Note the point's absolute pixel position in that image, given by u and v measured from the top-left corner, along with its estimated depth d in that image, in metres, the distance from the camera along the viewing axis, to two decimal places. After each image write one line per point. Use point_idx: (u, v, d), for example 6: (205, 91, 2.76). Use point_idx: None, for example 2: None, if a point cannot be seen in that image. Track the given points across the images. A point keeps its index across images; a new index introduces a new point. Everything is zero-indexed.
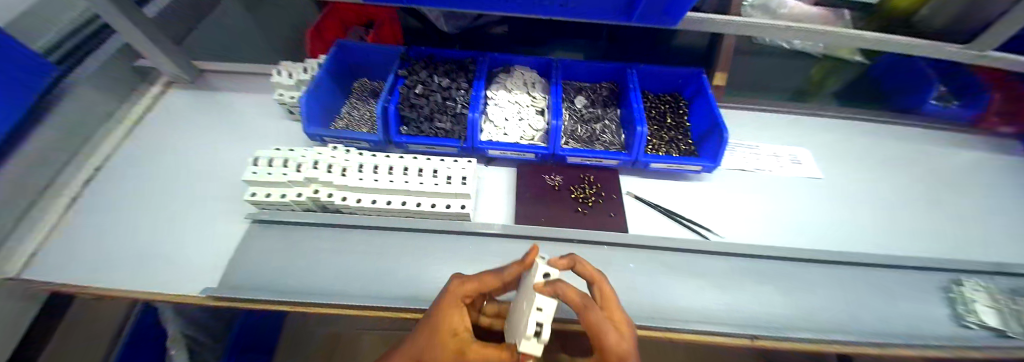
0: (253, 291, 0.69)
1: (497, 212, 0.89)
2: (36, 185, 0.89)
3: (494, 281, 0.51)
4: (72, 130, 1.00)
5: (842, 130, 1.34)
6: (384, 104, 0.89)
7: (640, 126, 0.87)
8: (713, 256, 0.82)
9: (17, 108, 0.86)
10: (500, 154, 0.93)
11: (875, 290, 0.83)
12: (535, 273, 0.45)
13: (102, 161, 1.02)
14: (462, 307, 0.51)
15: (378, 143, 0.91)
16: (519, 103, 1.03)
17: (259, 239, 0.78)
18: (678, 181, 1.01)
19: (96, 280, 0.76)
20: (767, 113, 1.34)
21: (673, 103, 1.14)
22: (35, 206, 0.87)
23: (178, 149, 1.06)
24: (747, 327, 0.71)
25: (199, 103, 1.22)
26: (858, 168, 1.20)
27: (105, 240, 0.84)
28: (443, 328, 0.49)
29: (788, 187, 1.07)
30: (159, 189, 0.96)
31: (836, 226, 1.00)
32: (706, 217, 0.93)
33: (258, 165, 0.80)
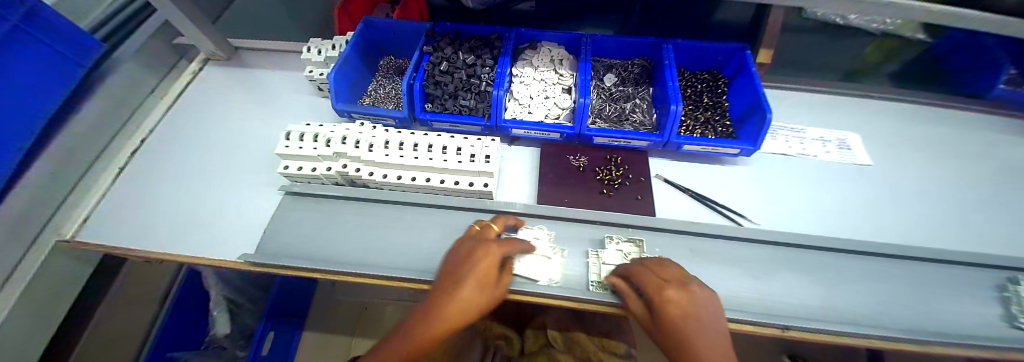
0: (286, 257, 0.74)
1: (520, 192, 0.88)
2: (91, 153, 0.97)
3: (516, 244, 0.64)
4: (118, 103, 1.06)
5: (897, 114, 1.21)
6: (409, 81, 0.88)
7: (674, 104, 0.82)
8: (744, 243, 0.79)
9: (69, 81, 0.91)
10: (524, 133, 0.92)
11: (916, 285, 0.77)
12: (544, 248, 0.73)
13: (146, 134, 1.08)
14: (490, 258, 0.58)
15: (403, 120, 0.91)
16: (545, 81, 1.00)
17: (291, 209, 0.81)
18: (712, 165, 0.96)
19: (142, 243, 0.84)
20: (814, 94, 1.24)
21: (712, 82, 1.06)
22: (89, 172, 0.95)
23: (213, 123, 1.11)
24: (777, 317, 0.69)
25: (233, 78, 1.26)
26: (912, 156, 1.09)
27: (148, 207, 0.91)
28: (475, 271, 0.56)
29: (833, 173, 0.99)
30: (194, 162, 1.01)
31: (884, 216, 0.92)
32: (741, 203, 0.88)
33: (290, 139, 0.83)
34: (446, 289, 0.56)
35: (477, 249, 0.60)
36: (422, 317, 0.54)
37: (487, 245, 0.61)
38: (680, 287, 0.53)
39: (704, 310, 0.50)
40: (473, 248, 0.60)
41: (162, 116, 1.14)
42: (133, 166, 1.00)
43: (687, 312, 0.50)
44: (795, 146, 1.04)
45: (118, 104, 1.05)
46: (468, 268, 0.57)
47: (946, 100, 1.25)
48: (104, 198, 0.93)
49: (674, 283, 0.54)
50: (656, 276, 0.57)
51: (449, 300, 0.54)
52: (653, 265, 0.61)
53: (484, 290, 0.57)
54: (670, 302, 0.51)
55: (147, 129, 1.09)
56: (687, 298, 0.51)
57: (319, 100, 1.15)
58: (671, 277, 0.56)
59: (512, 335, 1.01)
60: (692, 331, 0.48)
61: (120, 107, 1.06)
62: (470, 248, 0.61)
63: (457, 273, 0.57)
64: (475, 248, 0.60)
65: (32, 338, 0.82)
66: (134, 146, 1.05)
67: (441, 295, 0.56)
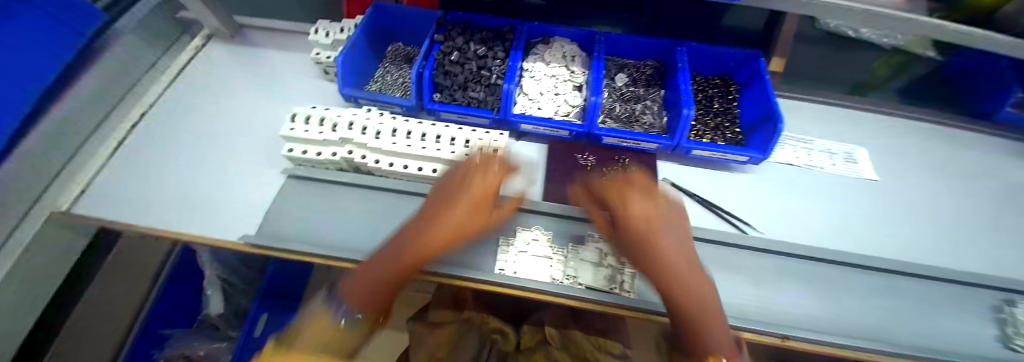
0: (287, 241, 0.73)
1: (526, 188, 0.88)
2: (89, 125, 0.95)
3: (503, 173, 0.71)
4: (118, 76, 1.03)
5: (904, 131, 1.21)
6: (419, 69, 0.86)
7: (687, 108, 0.81)
8: (748, 251, 0.78)
9: (69, 49, 0.88)
10: (533, 129, 0.91)
11: (918, 301, 0.77)
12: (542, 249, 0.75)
13: (141, 116, 1.07)
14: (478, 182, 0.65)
15: (411, 109, 0.89)
16: (556, 77, 0.99)
17: (294, 193, 0.80)
18: (720, 171, 0.95)
19: (141, 219, 0.83)
20: (823, 107, 1.23)
21: (723, 87, 1.06)
22: (86, 145, 0.93)
23: (216, 101, 1.09)
24: (777, 326, 0.69)
25: (237, 57, 1.23)
26: (918, 173, 1.09)
27: (147, 183, 0.90)
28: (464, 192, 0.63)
29: (839, 186, 0.99)
30: (195, 140, 1.00)
31: (887, 231, 0.92)
32: (747, 211, 0.88)
33: (295, 121, 0.81)
34: (448, 204, 0.61)
35: (475, 175, 0.67)
36: (422, 229, 0.58)
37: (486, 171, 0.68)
38: (637, 197, 0.64)
39: (645, 205, 0.63)
40: (472, 174, 0.67)
41: (159, 97, 1.13)
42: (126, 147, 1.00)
43: (643, 216, 0.61)
44: (802, 157, 1.04)
45: (119, 77, 1.03)
46: (470, 189, 0.64)
47: (952, 119, 1.25)
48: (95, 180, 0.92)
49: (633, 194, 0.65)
50: (616, 189, 0.68)
51: (452, 213, 0.60)
52: (614, 181, 0.71)
53: (483, 208, 0.64)
54: (632, 205, 0.63)
55: (142, 110, 1.08)
56: (640, 206, 0.62)
57: (324, 84, 1.13)
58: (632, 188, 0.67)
59: (507, 330, 0.97)
60: (637, 223, 0.60)
61: (120, 79, 1.03)
62: (467, 174, 0.67)
63: (457, 194, 0.63)
64: (473, 174, 0.67)
65: (26, 307, 0.81)
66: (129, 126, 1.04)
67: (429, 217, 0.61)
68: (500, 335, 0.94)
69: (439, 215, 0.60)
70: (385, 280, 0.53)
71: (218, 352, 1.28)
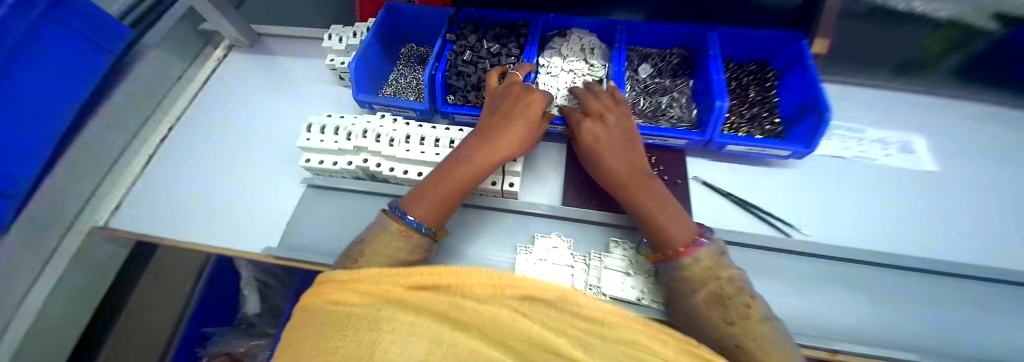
0: (308, 252, 0.73)
1: (544, 192, 0.84)
2: (124, 140, 0.99)
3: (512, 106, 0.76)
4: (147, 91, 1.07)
5: (970, 115, 1.07)
6: (431, 71, 0.84)
7: (719, 100, 0.74)
8: (792, 257, 0.72)
9: (96, 71, 0.91)
10: (550, 129, 0.86)
11: (996, 311, 0.67)
12: (563, 258, 0.72)
13: (166, 132, 1.10)
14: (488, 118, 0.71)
15: (424, 112, 0.87)
16: (574, 72, 0.93)
17: (313, 202, 0.80)
18: (757, 167, 0.87)
19: (175, 232, 0.86)
20: (873, 91, 1.11)
21: (760, 74, 0.97)
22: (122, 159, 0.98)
23: (237, 112, 1.12)
24: (825, 339, 0.62)
25: (256, 66, 1.25)
26: (990, 163, 0.96)
27: (178, 195, 0.94)
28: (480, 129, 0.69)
29: (895, 180, 0.89)
30: (220, 151, 1.02)
31: (956, 231, 0.82)
32: (789, 211, 0.80)
33: (311, 131, 0.81)
34: (491, 131, 0.68)
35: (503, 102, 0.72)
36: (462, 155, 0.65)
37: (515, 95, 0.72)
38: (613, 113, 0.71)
39: (625, 125, 0.71)
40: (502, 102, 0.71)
41: (185, 110, 1.16)
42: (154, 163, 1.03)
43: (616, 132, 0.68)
44: (851, 148, 0.94)
45: (148, 92, 1.06)
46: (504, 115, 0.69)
47: None
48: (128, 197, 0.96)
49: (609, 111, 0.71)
50: (594, 106, 0.73)
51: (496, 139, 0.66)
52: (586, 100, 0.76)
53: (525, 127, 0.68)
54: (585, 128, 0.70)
55: (167, 126, 1.11)
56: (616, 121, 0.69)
57: (339, 90, 1.12)
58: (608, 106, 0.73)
59: None
60: (604, 138, 0.68)
61: (149, 94, 1.07)
62: (501, 103, 0.72)
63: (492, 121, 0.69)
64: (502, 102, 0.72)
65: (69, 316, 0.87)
66: (156, 142, 1.07)
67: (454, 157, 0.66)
68: None
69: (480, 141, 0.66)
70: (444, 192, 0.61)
71: (257, 349, 1.26)
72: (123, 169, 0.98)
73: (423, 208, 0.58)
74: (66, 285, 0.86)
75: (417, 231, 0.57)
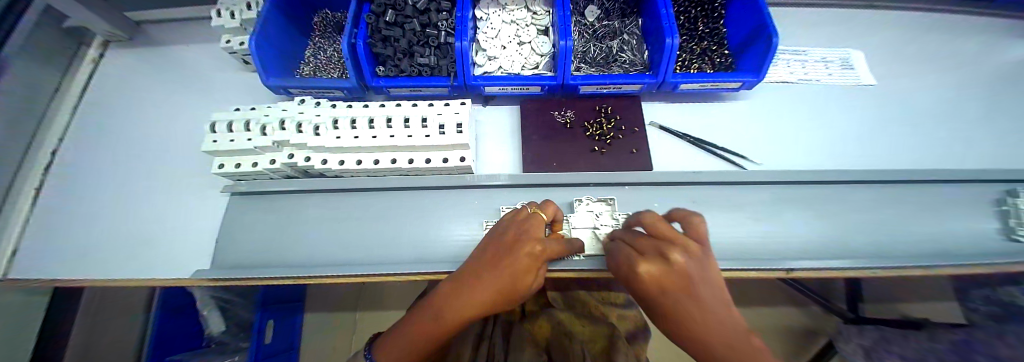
0: (249, 268, 0.66)
1: (501, 161, 0.79)
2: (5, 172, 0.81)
3: (508, 234, 0.47)
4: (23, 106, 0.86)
5: (901, 25, 1.11)
6: (350, 40, 0.71)
7: (669, 37, 0.69)
8: (748, 187, 0.74)
9: None
10: (499, 91, 0.78)
11: (923, 208, 0.75)
12: None
13: (51, 157, 0.89)
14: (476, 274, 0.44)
15: (353, 90, 0.76)
16: (517, 23, 0.84)
17: (244, 212, 0.70)
18: (711, 103, 0.86)
19: (83, 273, 0.74)
20: (816, 11, 1.11)
21: (707, 5, 0.92)
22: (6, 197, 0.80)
23: (130, 120, 0.93)
24: (783, 261, 0.66)
25: (147, 60, 1.03)
26: (918, 70, 1.01)
27: (79, 231, 0.79)
28: (457, 290, 0.43)
29: (839, 99, 0.92)
30: (119, 172, 0.86)
31: (890, 140, 0.87)
32: (744, 144, 0.81)
33: (217, 130, 0.68)
34: (510, 293, 0.43)
35: (537, 244, 0.44)
36: (443, 314, 0.43)
37: (547, 240, 0.46)
38: (685, 250, 0.35)
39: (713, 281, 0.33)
40: (535, 246, 0.43)
41: (71, 123, 0.94)
42: (46, 198, 0.84)
43: (683, 283, 0.33)
44: (797, 72, 0.95)
45: (22, 109, 0.85)
46: (524, 268, 0.43)
47: (953, 5, 1.13)
48: (21, 246, 0.79)
49: (677, 244, 0.37)
50: (648, 241, 0.40)
51: (508, 303, 0.44)
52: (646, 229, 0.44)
53: (535, 282, 0.47)
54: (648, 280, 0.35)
55: (49, 151, 0.89)
56: (687, 269, 0.33)
57: (249, 77, 0.95)
58: (681, 235, 0.38)
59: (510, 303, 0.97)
60: (698, 289, 0.32)
61: (23, 117, 0.85)
62: (529, 243, 0.44)
63: (511, 275, 0.42)
64: (534, 241, 0.44)
65: None
66: (42, 169, 0.87)
67: (422, 318, 0.45)
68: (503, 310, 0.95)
69: (493, 307, 0.43)
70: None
71: None
72: (9, 214, 0.80)
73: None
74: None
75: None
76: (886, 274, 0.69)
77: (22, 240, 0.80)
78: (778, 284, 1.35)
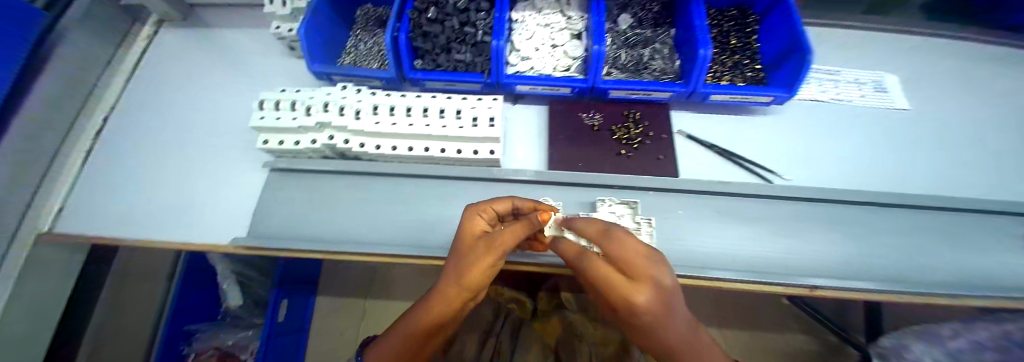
0: (283, 241, 0.69)
1: (527, 158, 0.80)
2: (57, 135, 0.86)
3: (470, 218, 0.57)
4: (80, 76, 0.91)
5: (938, 52, 1.09)
6: (393, 33, 0.75)
7: (702, 48, 0.70)
8: (772, 201, 0.74)
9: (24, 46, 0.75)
10: (530, 90, 0.80)
11: (955, 237, 0.73)
12: None
13: (103, 123, 0.95)
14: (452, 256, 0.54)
15: (391, 80, 0.79)
16: (551, 26, 0.86)
17: (282, 188, 0.74)
18: (740, 116, 0.86)
19: (125, 234, 0.79)
20: (850, 33, 1.10)
21: (740, 20, 0.93)
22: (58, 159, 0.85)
23: (178, 96, 0.99)
24: (807, 278, 0.65)
25: (197, 42, 1.09)
26: (955, 98, 0.99)
27: (123, 195, 0.85)
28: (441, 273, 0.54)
29: (872, 121, 0.91)
30: (164, 143, 0.92)
31: (924, 167, 0.85)
32: (772, 158, 0.81)
33: (265, 108, 0.72)
34: (465, 251, 0.50)
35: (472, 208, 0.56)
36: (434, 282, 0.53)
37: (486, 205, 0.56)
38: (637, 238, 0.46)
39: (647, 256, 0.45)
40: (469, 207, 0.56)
41: (121, 94, 1.00)
42: (92, 165, 0.90)
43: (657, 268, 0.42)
44: (829, 91, 0.94)
45: (79, 76, 0.90)
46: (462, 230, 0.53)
47: (991, 35, 1.11)
48: (68, 204, 0.84)
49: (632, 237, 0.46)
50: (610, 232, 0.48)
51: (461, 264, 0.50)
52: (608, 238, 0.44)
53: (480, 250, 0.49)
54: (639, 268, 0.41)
55: (101, 119, 0.95)
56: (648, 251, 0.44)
57: (293, 63, 1.00)
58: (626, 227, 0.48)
59: (523, 299, 1.00)
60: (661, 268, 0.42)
61: (78, 86, 0.90)
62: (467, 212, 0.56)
63: (462, 236, 0.52)
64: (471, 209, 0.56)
65: (26, 333, 0.81)
66: (93, 135, 0.93)
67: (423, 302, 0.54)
68: (516, 305, 0.98)
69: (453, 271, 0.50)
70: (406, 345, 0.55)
71: (245, 341, 1.26)
72: (55, 177, 0.84)
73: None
74: (21, 306, 0.78)
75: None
76: (914, 300, 0.67)
77: (69, 200, 0.85)
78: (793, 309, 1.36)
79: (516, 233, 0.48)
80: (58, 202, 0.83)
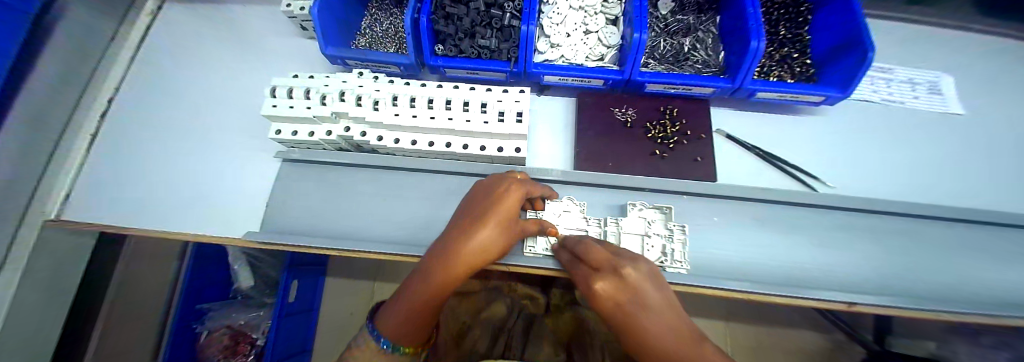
0: (299, 236, 0.66)
1: (553, 155, 0.76)
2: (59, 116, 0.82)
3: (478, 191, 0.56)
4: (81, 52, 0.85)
5: (998, 51, 1.00)
6: (414, 14, 0.68)
7: (755, 39, 0.63)
8: (815, 211, 0.69)
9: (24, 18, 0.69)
10: (559, 81, 0.74)
11: (1006, 255, 0.69)
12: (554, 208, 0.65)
13: (108, 104, 0.91)
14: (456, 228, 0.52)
15: (410, 67, 0.74)
16: (585, 10, 0.79)
17: (296, 181, 0.71)
18: (783, 115, 0.80)
19: (135, 222, 0.76)
20: (905, 26, 1.01)
21: (792, 8, 0.84)
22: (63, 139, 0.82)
23: (183, 77, 0.94)
24: (851, 295, 0.61)
25: (203, 19, 1.02)
26: (1016, 103, 0.91)
27: (131, 181, 0.82)
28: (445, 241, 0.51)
29: (925, 125, 0.84)
30: (170, 127, 0.88)
31: (977, 176, 0.79)
32: (815, 163, 0.76)
33: (277, 95, 0.68)
34: (504, 222, 0.51)
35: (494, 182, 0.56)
36: (457, 243, 0.49)
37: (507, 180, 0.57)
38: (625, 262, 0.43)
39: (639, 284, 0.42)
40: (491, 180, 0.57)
41: (126, 73, 0.96)
42: (101, 149, 0.87)
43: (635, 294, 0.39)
44: (881, 91, 0.87)
45: (82, 51, 0.84)
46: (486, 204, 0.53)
47: None
48: (77, 189, 0.82)
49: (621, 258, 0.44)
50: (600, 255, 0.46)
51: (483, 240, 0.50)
52: (588, 244, 0.50)
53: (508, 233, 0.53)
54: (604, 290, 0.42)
55: (107, 98, 0.91)
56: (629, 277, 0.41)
57: (304, 44, 0.94)
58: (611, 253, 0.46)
59: (535, 294, 1.04)
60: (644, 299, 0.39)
61: (78, 66, 0.84)
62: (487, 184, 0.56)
63: (503, 208, 0.51)
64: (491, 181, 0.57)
65: (39, 317, 0.81)
66: (99, 115, 0.89)
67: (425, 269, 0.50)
68: (528, 301, 1.02)
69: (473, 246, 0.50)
70: (415, 311, 0.50)
71: (257, 320, 1.26)
72: (61, 161, 0.81)
73: (394, 333, 0.51)
74: (34, 290, 0.77)
75: (388, 351, 0.51)
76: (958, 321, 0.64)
77: (77, 185, 0.83)
78: (810, 309, 1.31)
79: (535, 225, 0.57)
80: (65, 188, 0.81)
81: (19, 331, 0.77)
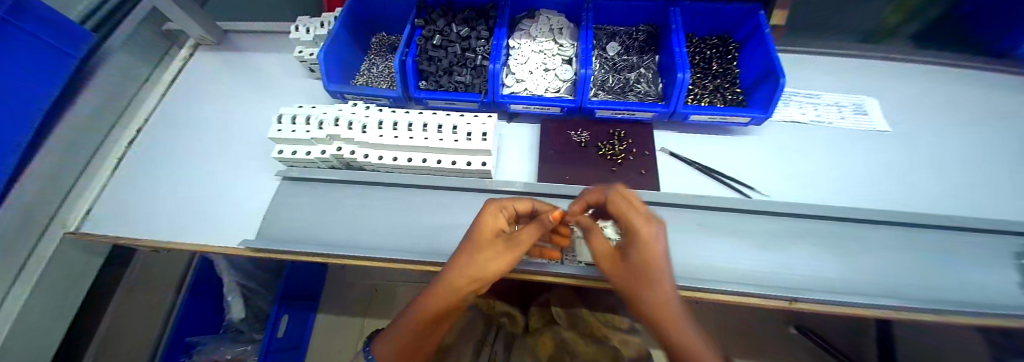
0: (289, 243, 0.74)
1: (519, 170, 0.86)
2: (89, 147, 0.94)
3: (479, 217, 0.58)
4: (109, 96, 0.98)
5: (918, 76, 1.14)
6: (401, 57, 0.84)
7: (681, 72, 0.76)
8: (752, 215, 0.77)
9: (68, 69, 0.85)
10: (524, 109, 0.87)
11: (938, 253, 0.74)
12: None
13: (135, 133, 1.04)
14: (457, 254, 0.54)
15: (398, 99, 0.88)
16: (544, 52, 0.94)
17: (292, 195, 0.80)
18: (718, 135, 0.92)
19: (141, 233, 0.85)
20: (831, 59, 1.16)
21: (721, 47, 1.01)
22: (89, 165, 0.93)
23: (201, 111, 1.09)
24: (787, 291, 0.67)
25: (227, 65, 1.20)
26: (935, 120, 1.02)
27: (142, 199, 0.92)
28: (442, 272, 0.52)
29: (853, 142, 0.94)
30: (184, 153, 1.00)
31: (905, 186, 0.88)
32: (751, 175, 0.85)
33: (283, 122, 0.80)
34: (486, 239, 0.52)
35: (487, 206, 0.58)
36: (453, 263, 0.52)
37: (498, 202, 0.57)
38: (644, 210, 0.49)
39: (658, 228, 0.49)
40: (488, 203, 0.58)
41: (155, 110, 1.09)
42: (123, 170, 0.98)
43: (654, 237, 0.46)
44: (808, 113, 0.99)
45: (113, 95, 1.00)
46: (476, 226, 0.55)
47: (969, 61, 1.16)
48: (94, 208, 0.91)
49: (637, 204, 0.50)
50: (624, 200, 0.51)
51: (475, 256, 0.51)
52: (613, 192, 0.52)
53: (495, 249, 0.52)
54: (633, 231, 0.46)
55: (135, 129, 1.04)
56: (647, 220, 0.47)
57: (312, 83, 1.11)
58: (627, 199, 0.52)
59: (514, 312, 1.00)
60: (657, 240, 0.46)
61: (111, 103, 0.99)
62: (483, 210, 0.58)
63: (487, 224, 0.53)
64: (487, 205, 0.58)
65: (38, 328, 0.88)
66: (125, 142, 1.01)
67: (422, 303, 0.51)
68: (508, 318, 0.98)
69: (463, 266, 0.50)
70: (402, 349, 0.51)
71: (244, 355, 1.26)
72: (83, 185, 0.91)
73: None
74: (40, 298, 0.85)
75: None
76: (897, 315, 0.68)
77: (96, 203, 0.91)
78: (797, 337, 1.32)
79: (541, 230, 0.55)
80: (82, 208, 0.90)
81: (19, 342, 0.83)
